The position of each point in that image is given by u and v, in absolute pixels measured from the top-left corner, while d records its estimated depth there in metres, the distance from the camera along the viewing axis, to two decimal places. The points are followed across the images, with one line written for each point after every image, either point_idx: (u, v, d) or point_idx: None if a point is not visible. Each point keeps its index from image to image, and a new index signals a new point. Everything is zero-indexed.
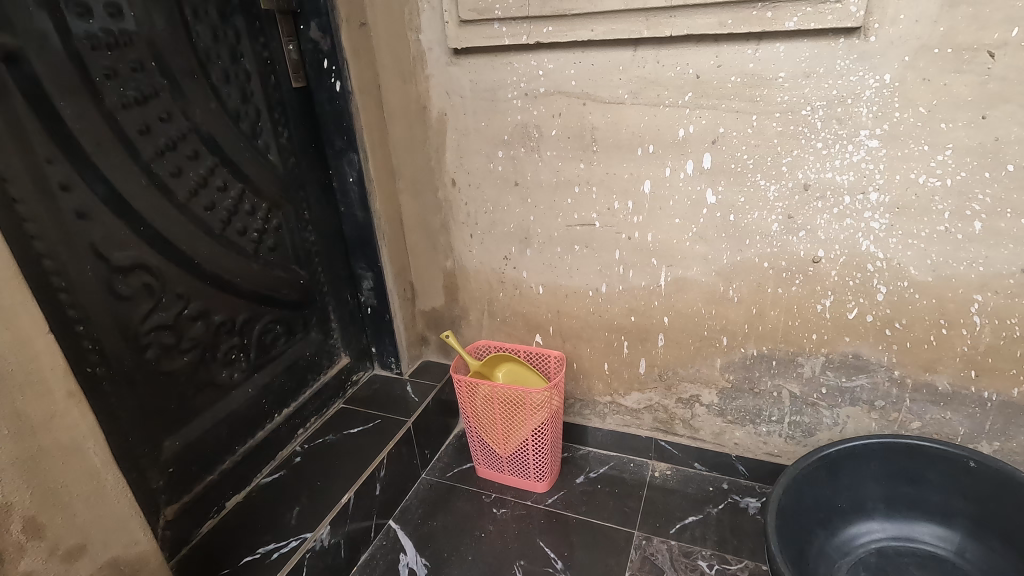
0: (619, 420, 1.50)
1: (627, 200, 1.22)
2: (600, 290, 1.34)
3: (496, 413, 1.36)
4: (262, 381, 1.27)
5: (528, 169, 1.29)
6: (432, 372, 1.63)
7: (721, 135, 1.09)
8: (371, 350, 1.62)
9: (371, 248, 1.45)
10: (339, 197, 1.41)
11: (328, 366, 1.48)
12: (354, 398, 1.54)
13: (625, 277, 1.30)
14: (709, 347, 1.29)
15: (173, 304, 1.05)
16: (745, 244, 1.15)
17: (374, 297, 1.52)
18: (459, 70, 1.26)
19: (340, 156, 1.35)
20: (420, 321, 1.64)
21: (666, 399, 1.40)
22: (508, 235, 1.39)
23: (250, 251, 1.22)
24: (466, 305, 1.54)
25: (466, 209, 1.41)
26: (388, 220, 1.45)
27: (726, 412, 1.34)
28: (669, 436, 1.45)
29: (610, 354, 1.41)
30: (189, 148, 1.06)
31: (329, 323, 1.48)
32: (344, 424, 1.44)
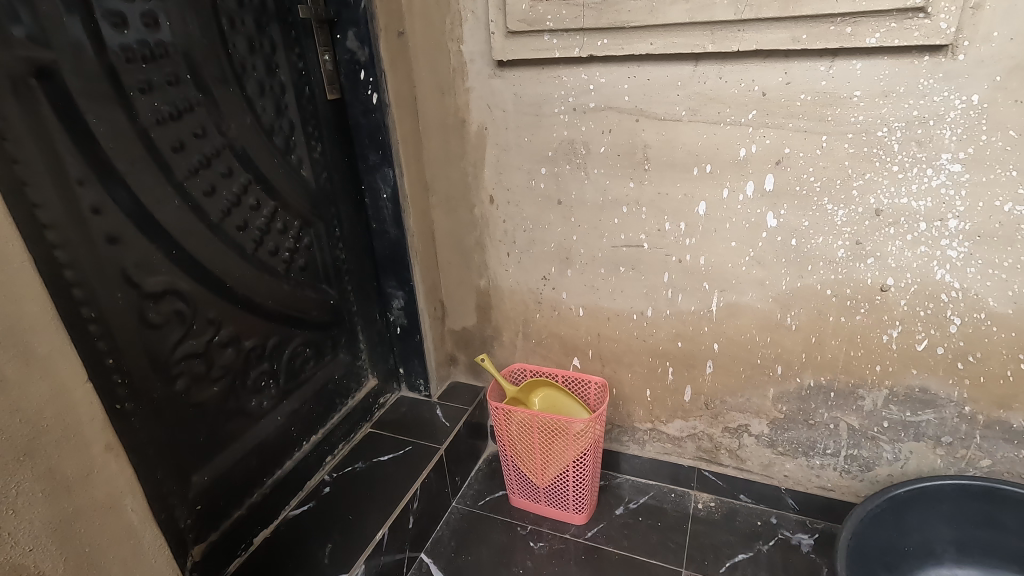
0: (659, 448, 1.43)
1: (679, 220, 1.15)
2: (645, 313, 1.28)
3: (537, 442, 1.29)
4: (291, 408, 1.21)
5: (572, 187, 1.23)
6: (462, 394, 1.57)
7: (787, 156, 1.03)
8: (398, 370, 1.55)
9: (402, 266, 1.38)
10: (371, 213, 1.35)
11: (355, 389, 1.42)
12: (381, 421, 1.47)
13: (673, 301, 1.24)
14: (761, 376, 1.22)
15: (204, 330, 0.98)
16: (807, 270, 1.09)
17: (404, 317, 1.45)
18: (502, 83, 1.20)
19: (374, 171, 1.29)
20: (449, 341, 1.57)
21: (711, 428, 1.34)
22: (548, 254, 1.32)
23: (281, 271, 1.16)
24: (500, 326, 1.48)
25: (503, 227, 1.35)
26: (421, 237, 1.39)
27: (777, 443, 1.28)
28: (713, 467, 1.38)
29: (653, 380, 1.35)
30: (222, 166, 0.99)
31: (357, 344, 1.41)
32: (373, 451, 1.37)
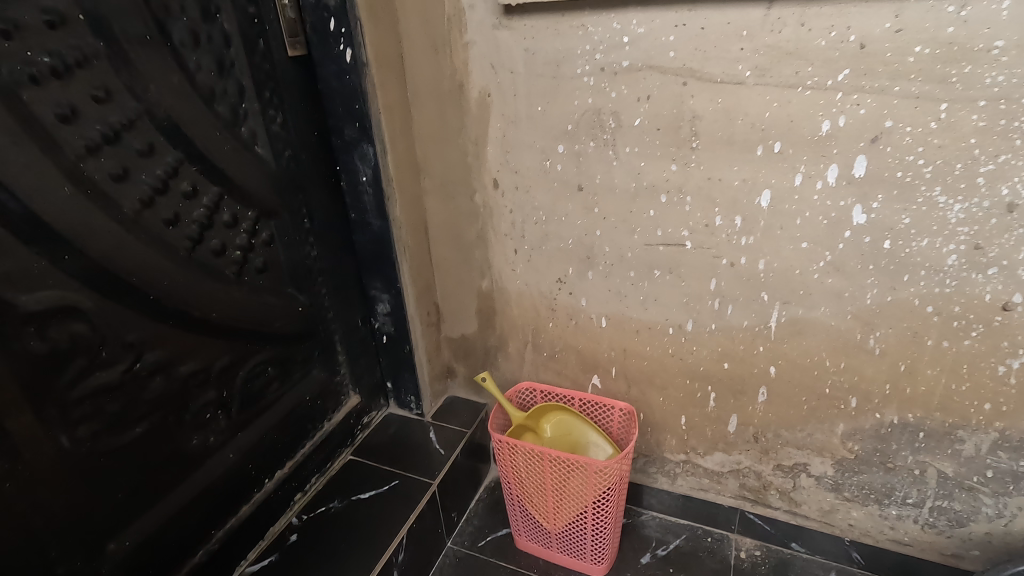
0: (693, 483, 1.20)
1: (734, 214, 0.90)
2: (684, 327, 1.04)
3: (549, 483, 1.06)
4: (248, 442, 0.99)
5: (597, 169, 0.98)
6: (460, 412, 1.34)
7: (887, 131, 0.77)
8: (386, 384, 1.33)
9: (388, 265, 1.14)
10: (349, 200, 1.11)
11: (332, 410, 1.20)
12: (365, 446, 1.25)
13: (720, 313, 0.99)
14: (829, 408, 0.99)
15: (120, 358, 0.76)
16: (901, 281, 0.84)
17: (391, 324, 1.22)
18: (511, 36, 0.95)
19: (351, 149, 1.05)
20: (445, 351, 1.34)
21: (760, 465, 1.11)
22: (565, 252, 1.08)
23: (231, 276, 0.92)
24: (505, 336, 1.24)
25: (510, 219, 1.10)
26: (412, 230, 1.15)
27: (843, 487, 1.04)
28: (760, 508, 1.15)
29: (690, 406, 1.11)
30: (141, 141, 0.76)
31: (335, 357, 1.18)
32: (353, 485, 1.15)
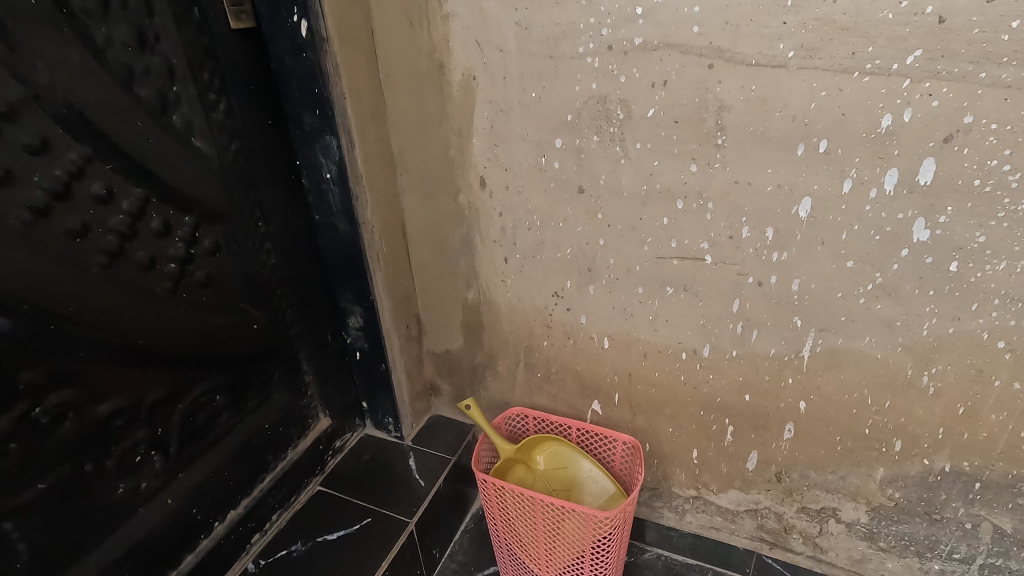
0: (704, 521, 1.07)
1: (765, 226, 0.75)
2: (699, 352, 0.89)
3: (541, 530, 0.92)
4: (192, 483, 0.86)
5: (602, 169, 0.82)
6: (444, 435, 1.20)
7: (965, 129, 0.62)
8: (361, 403, 1.19)
9: (359, 275, 1.00)
10: (313, 200, 0.95)
11: (297, 436, 1.06)
12: (336, 475, 1.11)
13: (743, 339, 0.85)
14: (867, 451, 0.85)
15: (11, 404, 0.62)
16: (968, 311, 0.70)
17: (364, 339, 1.08)
18: (500, 6, 0.79)
19: (312, 140, 0.89)
20: (428, 367, 1.20)
21: (782, 507, 0.97)
22: (562, 263, 0.93)
23: (165, 294, 0.78)
24: (494, 354, 1.10)
25: (500, 224, 0.95)
26: (387, 234, 1.00)
27: (878, 537, 0.91)
28: (779, 552, 1.02)
29: (703, 439, 0.97)
30: (30, 135, 0.60)
31: (300, 377, 1.04)
32: (320, 522, 1.02)
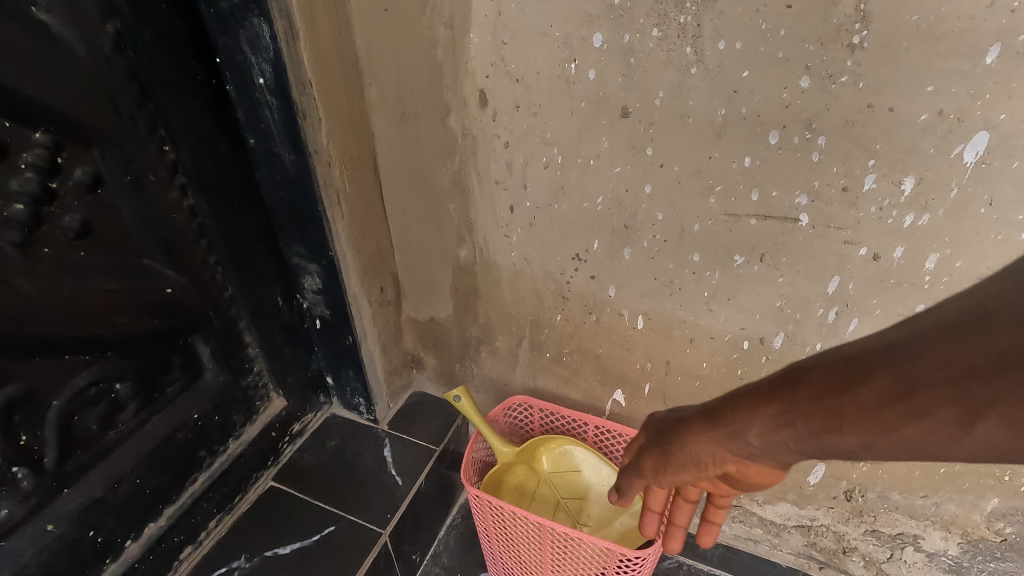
0: (741, 532, 0.88)
1: (903, 175, 0.51)
2: (768, 342, 0.67)
3: (548, 557, 0.72)
4: (85, 500, 0.64)
5: (662, 81, 0.56)
6: (427, 418, 0.99)
7: None
8: (325, 378, 0.96)
9: (313, 223, 0.74)
10: (244, 117, 0.68)
11: (241, 424, 0.84)
12: (293, 467, 0.90)
13: (836, 330, 0.62)
14: (980, 478, 0.65)
15: None
16: None
17: (325, 304, 0.84)
18: None
19: (234, 26, 0.61)
20: (409, 336, 0.97)
21: (845, 528, 0.79)
22: (589, 215, 0.68)
23: (10, 249, 0.52)
24: (491, 326, 0.87)
25: (505, 159, 0.69)
26: (351, 169, 0.73)
27: (967, 572, 0.73)
28: (831, 573, 0.85)
29: None
30: None
31: (240, 352, 0.81)
32: (270, 529, 0.81)
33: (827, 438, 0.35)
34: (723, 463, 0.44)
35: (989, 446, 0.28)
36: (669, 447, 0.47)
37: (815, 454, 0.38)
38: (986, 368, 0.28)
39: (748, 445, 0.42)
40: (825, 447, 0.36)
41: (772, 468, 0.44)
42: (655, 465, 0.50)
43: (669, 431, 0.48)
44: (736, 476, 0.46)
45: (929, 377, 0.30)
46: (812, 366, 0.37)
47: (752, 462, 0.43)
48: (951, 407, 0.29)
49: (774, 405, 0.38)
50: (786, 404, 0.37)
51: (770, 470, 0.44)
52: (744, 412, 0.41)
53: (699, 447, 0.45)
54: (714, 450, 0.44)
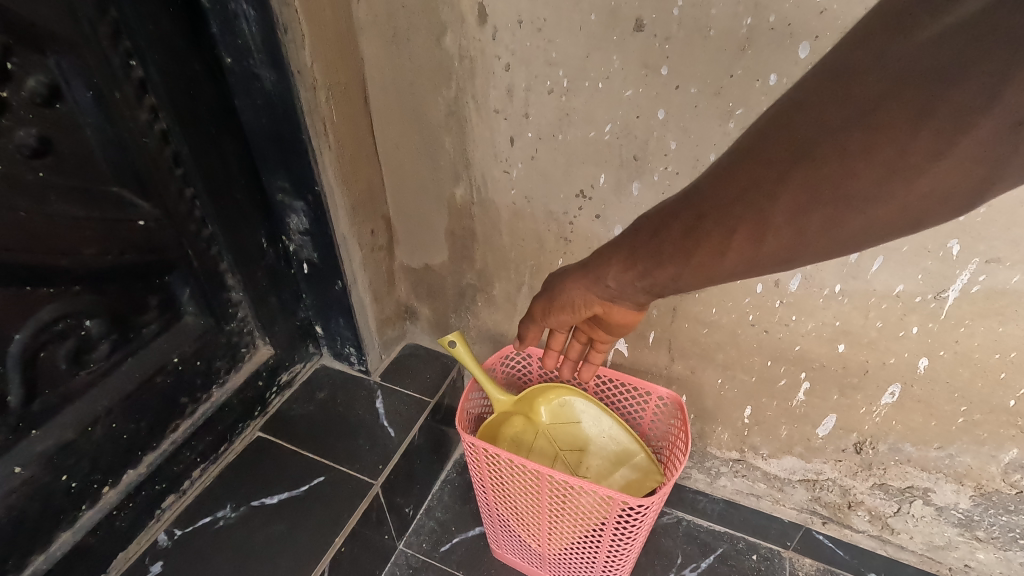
0: (743, 487, 0.86)
1: None
2: (784, 285, 0.63)
3: (546, 506, 0.69)
4: (55, 443, 0.60)
5: None
6: (421, 369, 0.96)
7: None
8: (314, 327, 0.92)
9: (298, 154, 0.69)
10: (220, 32, 0.62)
11: (225, 372, 0.80)
12: (281, 418, 0.87)
13: (857, 270, 0.59)
14: (1002, 427, 0.62)
15: None
16: None
17: (312, 246, 0.79)
18: None
19: None
20: (402, 285, 0.93)
21: (852, 482, 0.76)
22: (595, 146, 0.63)
23: None
24: (489, 273, 0.82)
25: (506, 84, 0.64)
26: (338, 96, 0.68)
27: (976, 525, 0.71)
28: (834, 528, 0.83)
29: (764, 396, 0.74)
30: None
31: (222, 295, 0.76)
32: (257, 478, 0.79)
33: (650, 268, 0.45)
34: (591, 304, 0.55)
35: (743, 261, 0.38)
36: (554, 298, 0.58)
37: (652, 289, 0.47)
38: (735, 201, 0.36)
39: (608, 288, 0.52)
40: (652, 277, 0.45)
41: (630, 307, 0.55)
42: (545, 314, 0.60)
43: (554, 281, 0.58)
44: (604, 316, 0.57)
45: (709, 211, 0.38)
46: (643, 216, 0.45)
47: (612, 300, 0.53)
48: (719, 234, 0.38)
49: (620, 250, 0.47)
50: (627, 247, 0.46)
51: (631, 311, 0.55)
52: (604, 261, 0.50)
53: (574, 292, 0.56)
54: (585, 294, 0.55)
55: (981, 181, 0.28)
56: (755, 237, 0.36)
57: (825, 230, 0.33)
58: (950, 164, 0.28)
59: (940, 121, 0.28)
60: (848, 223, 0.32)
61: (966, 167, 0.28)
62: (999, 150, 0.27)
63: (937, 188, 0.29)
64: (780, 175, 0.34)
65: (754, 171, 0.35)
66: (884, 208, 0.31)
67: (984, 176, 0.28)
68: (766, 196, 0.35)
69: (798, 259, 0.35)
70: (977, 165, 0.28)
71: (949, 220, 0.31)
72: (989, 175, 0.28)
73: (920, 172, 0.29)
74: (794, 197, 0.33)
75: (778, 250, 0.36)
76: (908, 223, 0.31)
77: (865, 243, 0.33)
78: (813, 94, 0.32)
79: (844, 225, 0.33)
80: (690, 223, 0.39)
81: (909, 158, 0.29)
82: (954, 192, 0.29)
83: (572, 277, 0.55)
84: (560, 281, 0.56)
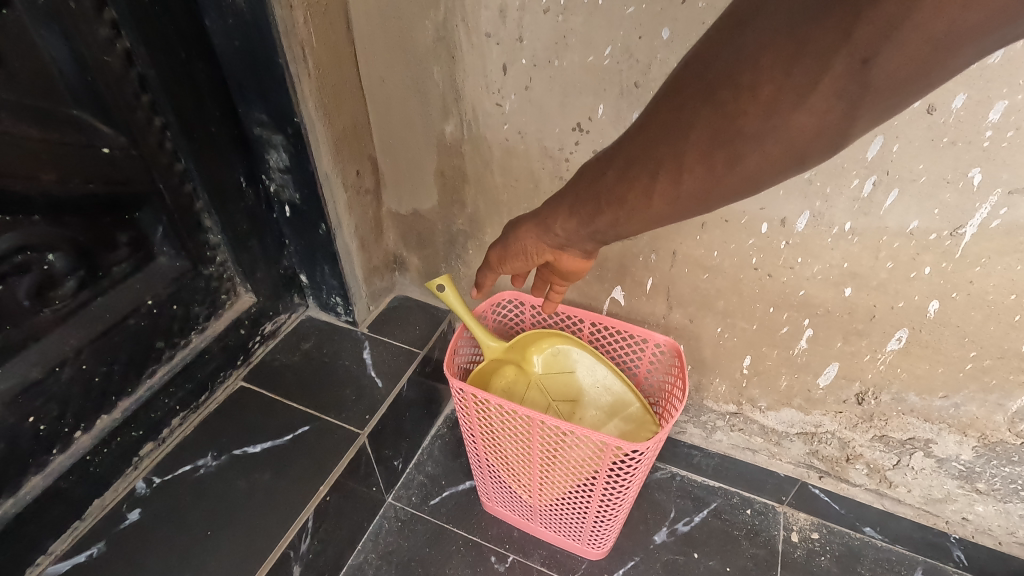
0: (739, 442, 0.85)
1: None
2: (790, 224, 0.60)
3: (538, 454, 0.67)
4: (19, 382, 0.57)
5: None
6: (410, 322, 0.93)
7: None
8: (299, 276, 0.88)
9: (275, 82, 0.64)
10: None
11: (205, 318, 0.77)
12: (264, 368, 0.84)
13: (869, 206, 0.55)
14: (1012, 374, 0.59)
15: None
16: None
17: (293, 186, 0.75)
18: None
19: None
20: (390, 233, 0.89)
21: (851, 435, 0.75)
22: (594, 72, 0.59)
23: None
24: (480, 218, 0.79)
25: (499, 3, 0.59)
26: (317, 17, 0.63)
27: (977, 477, 0.70)
28: (830, 483, 0.81)
29: (764, 346, 0.71)
30: None
31: (199, 236, 0.73)
32: (240, 427, 0.76)
33: (587, 219, 0.44)
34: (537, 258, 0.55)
35: (660, 211, 0.39)
36: (507, 251, 0.56)
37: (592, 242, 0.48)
38: (644, 152, 0.37)
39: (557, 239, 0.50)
40: (591, 227, 0.45)
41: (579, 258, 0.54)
42: (501, 263, 0.58)
43: (508, 229, 0.56)
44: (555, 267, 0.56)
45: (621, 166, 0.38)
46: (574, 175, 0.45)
47: (562, 250, 0.52)
48: (636, 185, 0.38)
49: (556, 208, 0.47)
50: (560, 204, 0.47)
51: (581, 258, 0.54)
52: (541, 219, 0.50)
53: (527, 245, 0.54)
54: (535, 248, 0.53)
55: (846, 116, 0.29)
56: (668, 186, 0.37)
57: (724, 173, 0.34)
58: (817, 102, 0.29)
59: (807, 60, 0.28)
60: (740, 164, 0.33)
61: (830, 102, 0.29)
62: (855, 86, 0.28)
63: (811, 125, 0.30)
64: (682, 121, 0.34)
65: (653, 125, 0.35)
66: (770, 147, 0.32)
67: (846, 111, 0.29)
68: (670, 142, 0.35)
69: (704, 205, 0.36)
70: (840, 100, 0.28)
71: (829, 156, 0.32)
72: (851, 110, 0.29)
73: (793, 111, 0.30)
74: (691, 145, 0.34)
75: (687, 196, 0.36)
76: (793, 161, 0.32)
77: (760, 183, 0.34)
78: (699, 46, 0.33)
79: (738, 168, 0.33)
80: (614, 173, 0.39)
81: (783, 98, 0.30)
82: (826, 129, 0.30)
83: (522, 233, 0.53)
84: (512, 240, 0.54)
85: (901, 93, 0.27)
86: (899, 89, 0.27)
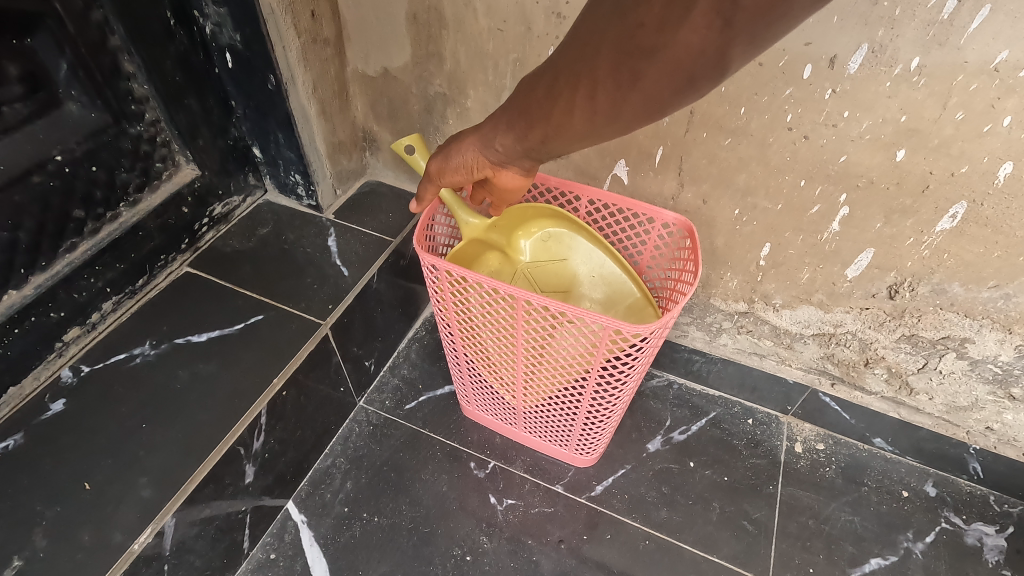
0: (745, 346, 0.77)
1: None
2: (840, 66, 0.48)
3: (523, 343, 0.58)
4: None
5: None
6: (383, 209, 0.82)
7: None
8: (252, 151, 0.76)
9: None
10: None
11: (136, 188, 0.65)
12: (214, 254, 0.73)
13: (946, 35, 0.44)
14: None
15: None
16: None
17: (233, 25, 0.61)
18: None
19: None
20: (357, 102, 0.76)
21: (876, 337, 0.66)
22: None
23: None
24: (461, 75, 0.66)
25: None
26: None
27: (1013, 381, 0.63)
28: (842, 391, 0.74)
29: (788, 231, 0.61)
30: None
31: (119, 83, 0.60)
32: (184, 315, 0.67)
33: (522, 134, 0.41)
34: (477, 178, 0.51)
35: (584, 131, 0.37)
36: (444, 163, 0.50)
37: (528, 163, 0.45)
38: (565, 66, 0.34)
39: (492, 156, 0.45)
40: (526, 142, 0.41)
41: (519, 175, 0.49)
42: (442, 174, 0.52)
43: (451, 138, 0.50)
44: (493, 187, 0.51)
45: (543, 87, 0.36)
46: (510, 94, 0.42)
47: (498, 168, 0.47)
48: (559, 103, 0.36)
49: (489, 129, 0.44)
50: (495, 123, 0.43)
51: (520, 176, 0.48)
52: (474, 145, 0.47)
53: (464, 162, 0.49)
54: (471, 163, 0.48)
55: (727, 35, 0.27)
56: (587, 101, 0.34)
57: (629, 91, 0.32)
58: (697, 17, 0.27)
59: None
60: (644, 80, 0.31)
61: (711, 19, 0.27)
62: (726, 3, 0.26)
63: (695, 44, 0.28)
64: (594, 37, 0.32)
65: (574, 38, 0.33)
66: (667, 65, 0.30)
67: (724, 30, 0.27)
68: (584, 58, 0.33)
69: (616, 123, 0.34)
70: (716, 18, 0.27)
71: (722, 79, 0.30)
72: (727, 28, 0.27)
73: (678, 26, 0.28)
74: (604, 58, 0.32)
75: (602, 115, 0.35)
76: (686, 83, 0.30)
77: (664, 103, 0.32)
78: None
79: (639, 87, 0.32)
80: (543, 87, 0.36)
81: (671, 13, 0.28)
82: (709, 50, 0.28)
83: (455, 144, 0.47)
84: (443, 152, 0.49)
85: (775, 11, 0.26)
86: (769, 7, 0.26)
